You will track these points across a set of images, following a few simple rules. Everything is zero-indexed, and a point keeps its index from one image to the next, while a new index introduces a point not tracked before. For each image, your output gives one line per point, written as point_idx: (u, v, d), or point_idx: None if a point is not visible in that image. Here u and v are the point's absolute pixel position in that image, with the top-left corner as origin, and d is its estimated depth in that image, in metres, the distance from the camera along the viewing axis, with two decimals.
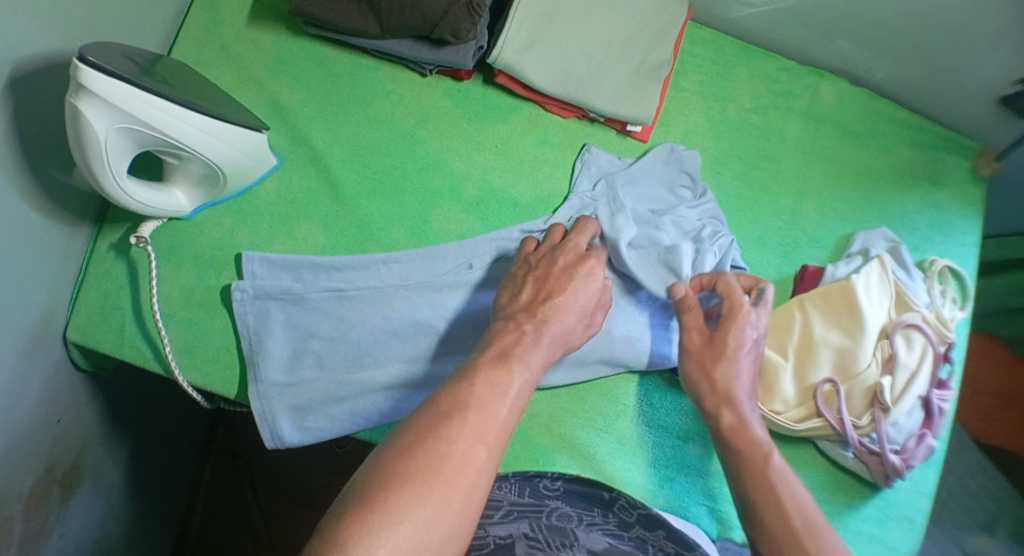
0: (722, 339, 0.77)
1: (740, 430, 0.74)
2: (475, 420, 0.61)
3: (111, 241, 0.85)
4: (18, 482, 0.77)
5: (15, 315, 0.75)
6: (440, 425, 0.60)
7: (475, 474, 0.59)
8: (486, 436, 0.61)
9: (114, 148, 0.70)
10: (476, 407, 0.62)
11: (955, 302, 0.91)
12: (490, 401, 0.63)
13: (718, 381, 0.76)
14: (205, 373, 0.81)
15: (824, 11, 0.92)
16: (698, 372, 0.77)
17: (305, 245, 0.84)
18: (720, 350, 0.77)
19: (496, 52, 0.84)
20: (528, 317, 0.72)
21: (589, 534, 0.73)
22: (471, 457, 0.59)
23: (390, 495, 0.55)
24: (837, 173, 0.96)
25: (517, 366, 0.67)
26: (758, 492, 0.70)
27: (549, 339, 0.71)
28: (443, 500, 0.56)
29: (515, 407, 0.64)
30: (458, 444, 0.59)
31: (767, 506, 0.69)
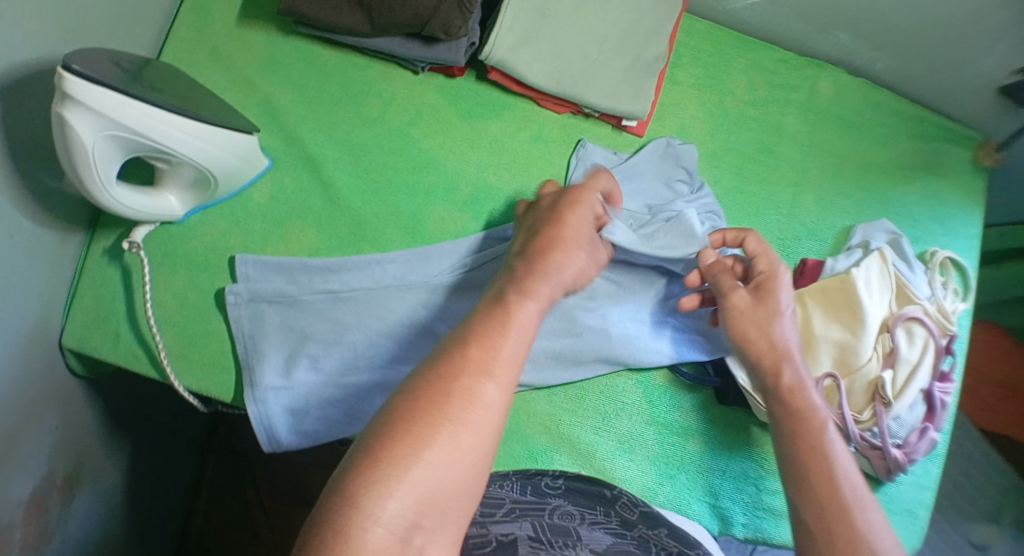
0: (771, 296, 0.76)
1: (794, 394, 0.72)
2: (480, 356, 0.59)
3: (105, 246, 0.85)
4: (17, 488, 0.77)
5: (10, 323, 0.74)
6: (442, 366, 0.58)
7: (485, 409, 0.57)
8: (492, 369, 0.59)
9: (103, 155, 0.69)
10: (479, 341, 0.60)
11: (957, 294, 0.91)
12: (495, 332, 0.61)
13: (770, 341, 0.75)
14: (202, 378, 0.80)
15: (820, 1, 0.90)
16: (752, 332, 0.75)
17: (300, 247, 0.84)
18: (771, 307, 0.76)
19: (488, 48, 0.83)
20: (523, 262, 0.70)
21: (592, 533, 0.73)
22: (479, 393, 0.58)
23: (398, 442, 0.54)
24: (836, 165, 0.94)
25: (520, 297, 0.65)
26: (810, 460, 0.68)
27: (552, 275, 0.68)
28: (453, 444, 0.55)
29: (521, 336, 0.62)
30: (463, 381, 0.57)
31: (817, 476, 0.67)
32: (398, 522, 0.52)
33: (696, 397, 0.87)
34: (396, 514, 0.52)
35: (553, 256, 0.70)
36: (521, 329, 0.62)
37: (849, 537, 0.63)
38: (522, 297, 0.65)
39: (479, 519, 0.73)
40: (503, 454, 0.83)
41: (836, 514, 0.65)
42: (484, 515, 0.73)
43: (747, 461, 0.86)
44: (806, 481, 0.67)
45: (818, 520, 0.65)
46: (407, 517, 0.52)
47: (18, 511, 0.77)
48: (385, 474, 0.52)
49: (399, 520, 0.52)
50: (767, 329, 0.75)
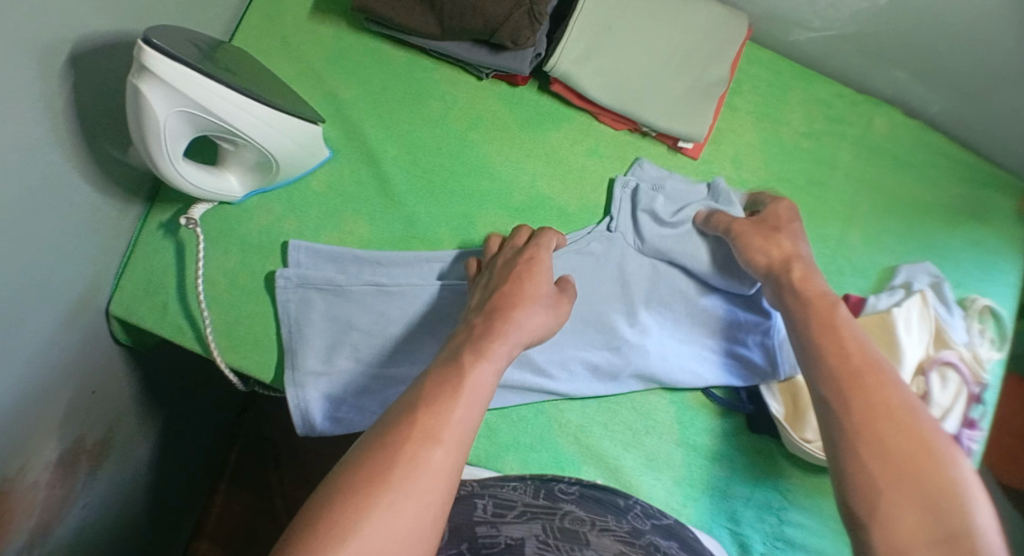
0: (786, 219, 0.84)
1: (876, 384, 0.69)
2: (427, 424, 0.59)
3: (161, 219, 0.86)
4: (47, 450, 0.78)
5: (62, 286, 0.76)
6: (390, 434, 0.59)
7: (429, 475, 0.57)
8: (440, 435, 0.59)
9: (173, 128, 0.71)
10: (424, 411, 0.60)
11: (993, 342, 0.91)
12: (444, 398, 0.61)
13: (778, 240, 0.81)
14: (244, 357, 0.82)
15: (885, 41, 0.91)
16: (757, 238, 0.82)
17: (352, 238, 0.85)
18: (784, 222, 0.83)
19: (554, 60, 0.85)
20: (482, 318, 0.72)
21: (600, 539, 0.72)
22: (424, 458, 0.57)
23: (332, 517, 0.53)
24: (885, 205, 0.95)
25: (473, 359, 0.66)
26: (826, 343, 0.73)
27: (509, 335, 0.70)
28: (394, 518, 0.54)
29: (472, 403, 0.62)
30: (409, 447, 0.58)
31: (832, 354, 0.72)
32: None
33: (726, 422, 0.88)
34: None
35: (518, 319, 0.72)
36: (474, 391, 0.63)
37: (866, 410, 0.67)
38: (476, 358, 0.66)
39: (490, 520, 0.74)
40: (532, 460, 0.85)
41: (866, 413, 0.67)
42: (496, 516, 0.74)
43: (772, 490, 0.86)
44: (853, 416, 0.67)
45: (896, 479, 0.63)
46: None
47: (45, 473, 0.78)
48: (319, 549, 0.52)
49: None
50: (785, 241, 0.81)
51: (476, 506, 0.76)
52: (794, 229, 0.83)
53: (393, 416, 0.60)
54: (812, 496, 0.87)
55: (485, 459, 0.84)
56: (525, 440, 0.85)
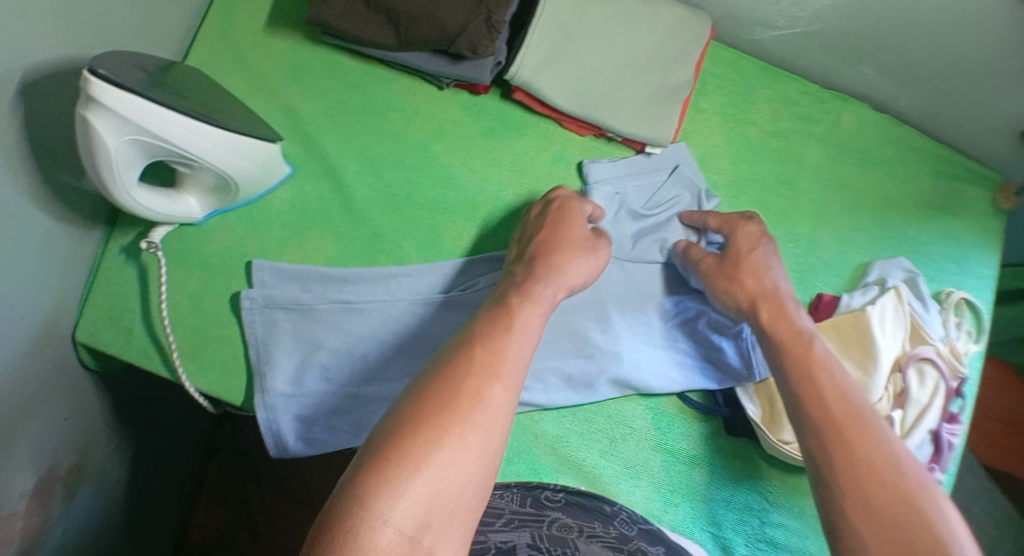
0: (755, 253, 0.82)
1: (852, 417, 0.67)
2: (486, 359, 0.61)
3: (122, 244, 0.85)
4: (22, 478, 0.77)
5: (24, 317, 0.75)
6: (452, 366, 0.59)
7: (492, 410, 0.58)
8: (499, 371, 0.60)
9: (125, 157, 0.69)
10: (483, 345, 0.62)
11: (970, 335, 0.91)
12: (499, 334, 0.63)
13: (746, 284, 0.80)
14: (211, 381, 0.80)
15: (848, 37, 0.90)
16: (741, 279, 0.81)
17: (316, 255, 0.84)
18: (757, 259, 0.82)
19: (513, 68, 0.83)
20: (523, 269, 0.74)
21: (589, 547, 0.72)
22: (487, 393, 0.58)
23: (400, 447, 0.54)
24: (855, 200, 0.94)
25: (521, 304, 0.68)
26: (801, 388, 0.70)
27: (554, 278, 0.73)
28: (461, 451, 0.55)
29: (525, 343, 0.64)
30: (471, 382, 0.58)
31: (817, 400, 0.69)
32: (407, 521, 0.52)
33: (704, 426, 0.87)
34: (406, 514, 0.52)
35: (551, 262, 0.74)
36: (526, 331, 0.65)
37: (860, 454, 0.64)
38: (525, 300, 0.68)
39: (478, 527, 0.73)
40: (508, 474, 0.83)
41: (854, 458, 0.64)
42: (483, 524, 0.73)
43: (752, 493, 0.85)
44: (840, 453, 0.64)
45: (874, 527, 0.59)
46: (417, 517, 0.52)
47: (19, 503, 0.77)
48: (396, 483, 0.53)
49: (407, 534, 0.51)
50: (754, 278, 0.80)
51: None
52: (762, 265, 0.81)
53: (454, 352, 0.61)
54: (793, 496, 0.86)
55: None
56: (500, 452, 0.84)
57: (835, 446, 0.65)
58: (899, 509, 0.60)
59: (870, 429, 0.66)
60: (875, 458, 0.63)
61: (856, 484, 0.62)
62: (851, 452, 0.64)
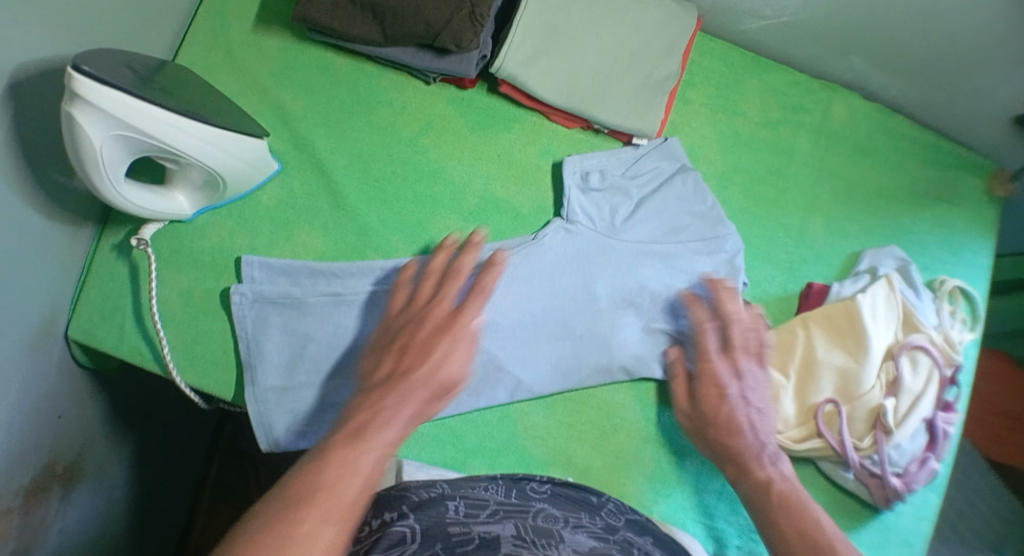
0: (724, 411, 0.77)
1: (801, 536, 0.66)
2: (361, 454, 0.59)
3: (115, 241, 0.86)
4: (14, 476, 0.77)
5: (16, 315, 0.75)
6: (321, 461, 0.58)
7: (341, 501, 0.56)
8: (356, 461, 0.58)
9: (112, 155, 0.69)
10: (366, 438, 0.60)
11: (965, 323, 0.91)
12: (368, 422, 0.61)
13: (707, 412, 0.78)
14: (203, 377, 0.81)
15: (836, 25, 0.90)
16: (709, 396, 0.79)
17: (306, 251, 0.84)
18: (724, 415, 0.77)
19: (499, 62, 0.83)
20: (381, 386, 0.64)
21: (577, 535, 0.68)
22: (343, 483, 0.57)
23: (279, 545, 0.52)
24: (846, 189, 0.94)
25: (408, 391, 0.64)
26: (760, 503, 0.71)
27: (434, 372, 0.66)
28: (311, 547, 0.53)
29: (404, 435, 0.62)
30: (335, 474, 0.57)
31: (770, 505, 0.70)
32: None
33: None
34: None
35: (390, 420, 0.61)
36: (412, 422, 0.63)
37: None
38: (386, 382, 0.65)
39: (461, 519, 0.67)
40: (499, 465, 0.82)
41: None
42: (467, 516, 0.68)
43: None
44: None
45: None
46: None
47: (16, 501, 0.78)
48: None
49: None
50: (720, 446, 0.77)
51: (445, 508, 0.69)
52: (729, 423, 0.77)
53: (336, 439, 0.60)
54: None
55: (450, 465, 0.82)
56: (491, 444, 0.83)
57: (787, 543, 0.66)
58: None
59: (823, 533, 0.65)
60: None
61: None
62: None
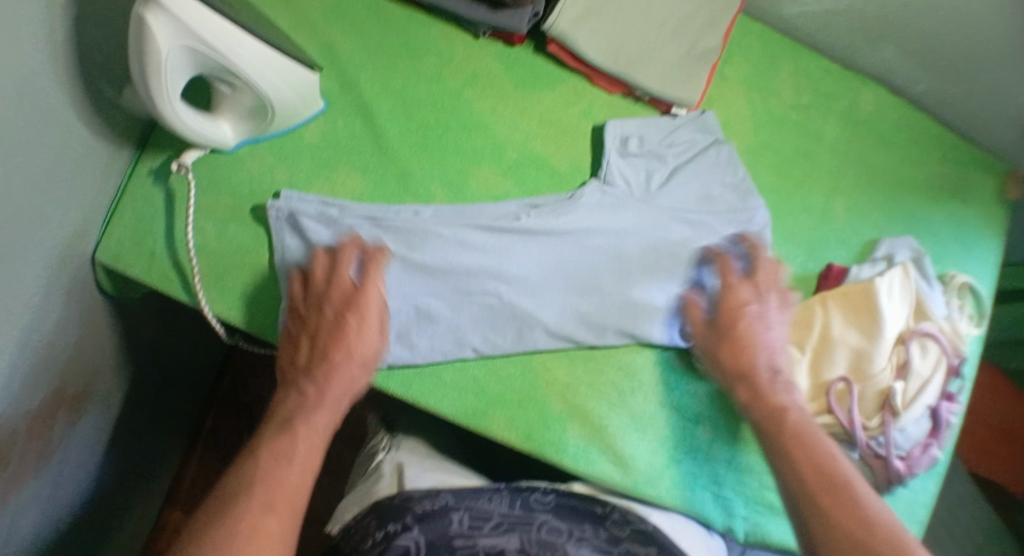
0: (740, 323, 0.80)
1: (828, 479, 0.69)
2: (260, 490, 0.67)
3: (152, 165, 0.86)
4: (29, 397, 0.75)
5: (52, 223, 0.75)
6: (231, 490, 0.67)
7: (270, 538, 0.65)
8: (276, 500, 0.67)
9: (175, 65, 0.70)
10: (257, 480, 0.68)
11: (971, 319, 0.93)
12: (279, 461, 0.69)
13: (736, 349, 0.79)
14: (231, 306, 0.81)
15: (870, 16, 0.95)
16: (740, 322, 0.80)
17: (344, 189, 0.85)
18: (744, 324, 0.80)
19: (551, 20, 0.88)
20: (310, 376, 0.75)
21: (578, 549, 0.72)
22: (260, 530, 0.65)
23: (227, 541, 0.63)
24: (868, 177, 0.97)
25: (300, 430, 0.72)
26: (786, 440, 0.73)
27: (334, 378, 0.74)
28: None
29: (303, 470, 0.70)
30: (249, 516, 0.65)
31: (796, 440, 0.73)
32: None
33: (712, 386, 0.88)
34: None
35: (303, 396, 0.74)
36: (307, 458, 0.71)
37: (831, 504, 0.67)
38: (328, 413, 0.74)
39: (467, 531, 0.72)
40: (517, 416, 0.82)
41: (829, 493, 0.68)
42: (472, 527, 0.73)
43: (754, 455, 0.87)
44: (815, 499, 0.68)
45: None
46: None
47: (25, 423, 0.76)
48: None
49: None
50: (733, 357, 0.79)
51: (452, 520, 0.74)
52: (748, 337, 0.79)
53: (270, 440, 0.71)
54: None
55: (469, 413, 0.81)
56: (511, 396, 0.83)
57: (811, 482, 0.69)
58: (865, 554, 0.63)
59: (844, 485, 0.69)
60: (859, 507, 0.67)
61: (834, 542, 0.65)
62: (825, 512, 0.67)
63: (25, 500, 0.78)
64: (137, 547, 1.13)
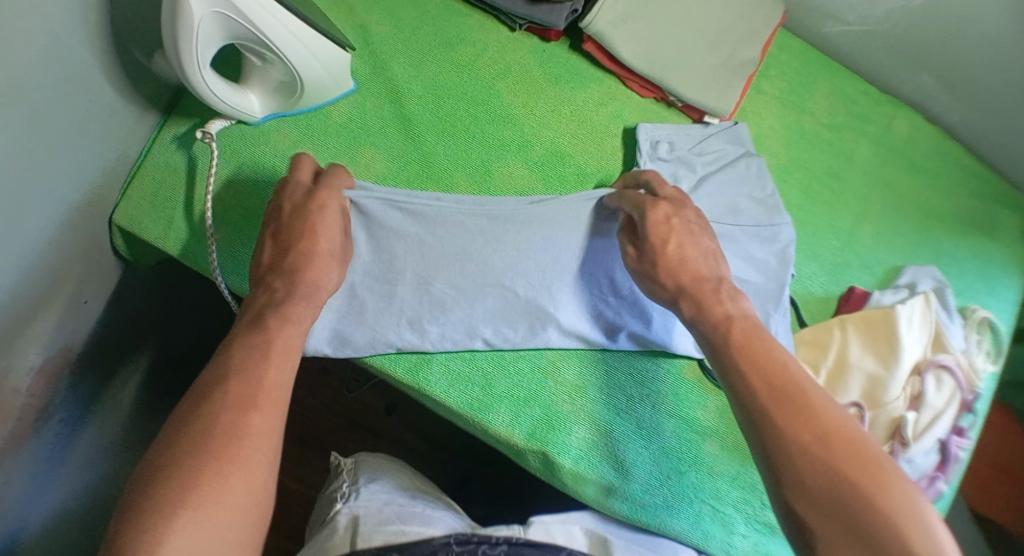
0: (674, 239, 0.75)
1: (794, 398, 0.65)
2: (240, 385, 0.63)
3: (176, 134, 0.85)
4: (30, 355, 0.74)
5: (71, 181, 0.74)
6: (208, 385, 0.63)
7: (253, 440, 0.61)
8: (258, 399, 0.63)
9: (207, 32, 0.69)
10: (236, 375, 0.63)
11: (988, 355, 0.91)
12: (257, 353, 0.65)
13: (670, 274, 0.75)
14: (245, 280, 0.81)
15: (912, 39, 0.93)
16: (671, 243, 0.75)
17: (367, 171, 0.84)
18: (674, 245, 0.75)
19: (590, 17, 0.87)
20: (278, 275, 0.71)
21: None
22: (244, 429, 0.61)
23: (207, 440, 0.59)
24: (897, 204, 0.96)
25: (276, 322, 0.67)
26: (745, 358, 0.69)
27: (302, 276, 0.70)
28: (241, 469, 0.59)
29: (283, 365, 0.66)
30: (226, 416, 0.61)
31: (755, 356, 0.69)
32: None
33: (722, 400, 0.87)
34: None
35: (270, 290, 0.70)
36: (285, 349, 0.66)
37: (805, 427, 0.64)
38: (297, 300, 0.69)
39: None
40: (523, 414, 0.81)
41: (795, 414, 0.64)
42: None
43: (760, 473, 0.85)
44: (790, 427, 0.64)
45: (824, 508, 0.61)
46: None
47: (25, 381, 0.75)
48: (145, 473, 0.58)
49: (223, 517, 0.57)
50: (672, 279, 0.75)
51: None
52: (681, 256, 0.75)
53: (242, 332, 0.66)
54: None
55: (475, 406, 0.80)
56: (519, 393, 0.82)
57: (773, 402, 0.65)
58: (843, 483, 0.61)
59: (816, 403, 0.65)
60: (833, 431, 0.64)
61: (806, 468, 0.62)
62: (791, 437, 0.63)
63: (18, 456, 0.78)
64: None
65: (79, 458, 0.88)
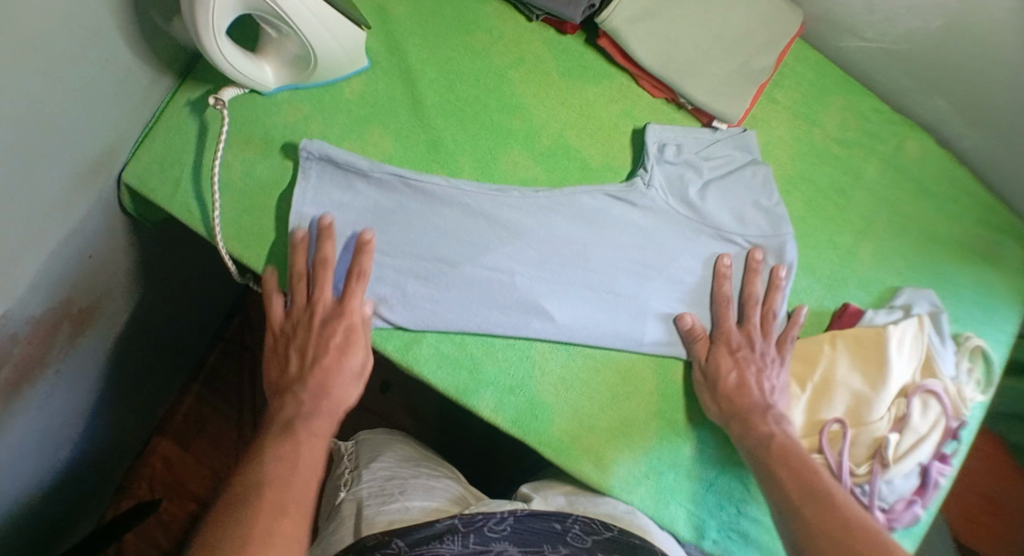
0: (737, 373, 0.83)
1: (815, 495, 0.73)
2: (273, 494, 0.68)
3: (190, 96, 0.86)
4: (33, 304, 0.75)
5: (83, 139, 0.75)
6: (242, 495, 0.68)
7: (282, 542, 0.65)
8: (287, 507, 0.68)
9: (223, 0, 0.70)
10: (270, 484, 0.69)
11: (979, 385, 0.91)
12: (285, 465, 0.71)
13: (728, 399, 0.82)
14: (246, 248, 0.82)
15: (930, 63, 0.93)
16: (731, 370, 0.83)
17: (374, 150, 0.85)
18: (737, 375, 0.82)
19: (606, 14, 0.87)
20: (303, 388, 0.77)
21: None
22: (274, 531, 0.66)
23: (243, 541, 0.64)
24: (901, 225, 0.96)
25: (302, 435, 0.74)
26: (780, 467, 0.77)
27: (325, 393, 0.77)
28: None
29: (307, 476, 0.72)
30: (260, 522, 0.66)
31: (788, 466, 0.76)
32: None
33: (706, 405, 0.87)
34: None
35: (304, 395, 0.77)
36: (309, 461, 0.73)
37: (829, 519, 0.70)
38: (318, 419, 0.76)
39: None
40: (507, 402, 0.82)
41: (820, 511, 0.71)
42: None
43: (737, 481, 0.86)
44: (816, 516, 0.71)
45: None
46: None
47: (26, 328, 0.76)
48: None
49: None
50: (728, 403, 0.82)
51: None
52: (741, 384, 0.82)
53: (273, 444, 0.73)
54: None
55: (461, 390, 0.82)
56: (506, 380, 0.83)
57: (800, 499, 0.73)
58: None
59: (839, 501, 0.72)
60: (851, 518, 0.70)
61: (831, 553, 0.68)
62: (813, 525, 0.71)
63: (14, 402, 0.79)
64: (121, 470, 1.16)
65: (67, 411, 0.90)
